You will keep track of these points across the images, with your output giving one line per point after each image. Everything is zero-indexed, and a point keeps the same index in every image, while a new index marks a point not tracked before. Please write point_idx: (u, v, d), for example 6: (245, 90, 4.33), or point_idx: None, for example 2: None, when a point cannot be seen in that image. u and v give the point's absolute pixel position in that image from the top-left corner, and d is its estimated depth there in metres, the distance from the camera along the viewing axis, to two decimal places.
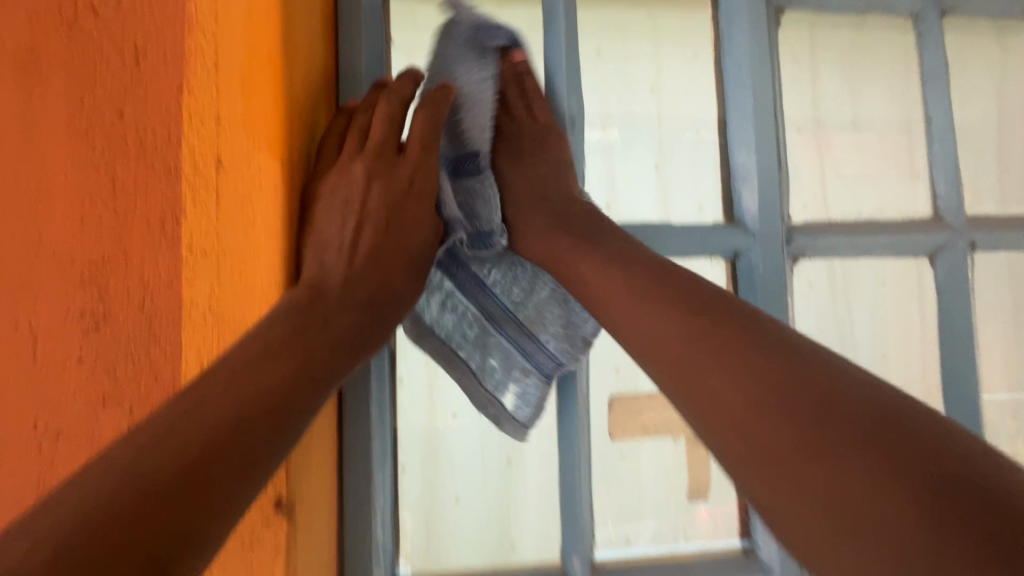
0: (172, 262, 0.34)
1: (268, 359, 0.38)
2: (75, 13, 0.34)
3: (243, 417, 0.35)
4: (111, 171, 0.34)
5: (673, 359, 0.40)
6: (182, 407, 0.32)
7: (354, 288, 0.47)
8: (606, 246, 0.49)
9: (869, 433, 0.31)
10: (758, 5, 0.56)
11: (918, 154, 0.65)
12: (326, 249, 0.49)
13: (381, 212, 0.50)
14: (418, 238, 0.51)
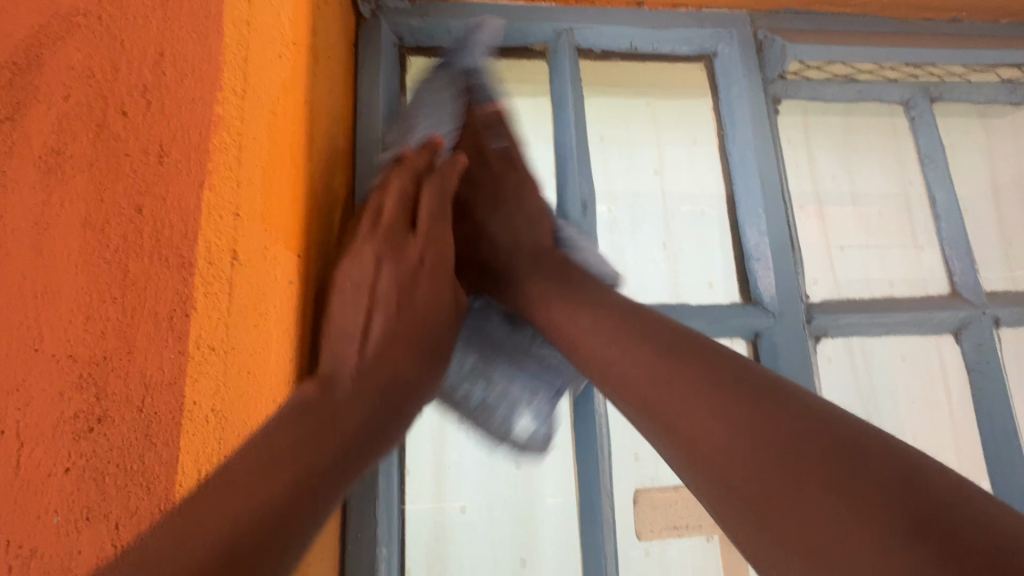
0: (176, 359, 0.33)
1: (264, 472, 0.33)
2: (105, 116, 0.35)
3: (249, 531, 0.31)
4: (124, 265, 0.34)
5: (645, 415, 0.37)
6: (167, 519, 0.28)
7: (363, 386, 0.41)
8: (603, 298, 0.44)
9: (820, 458, 0.28)
10: (757, 95, 0.58)
11: (925, 230, 0.64)
12: (345, 340, 0.42)
13: (392, 298, 0.45)
14: (433, 330, 0.46)
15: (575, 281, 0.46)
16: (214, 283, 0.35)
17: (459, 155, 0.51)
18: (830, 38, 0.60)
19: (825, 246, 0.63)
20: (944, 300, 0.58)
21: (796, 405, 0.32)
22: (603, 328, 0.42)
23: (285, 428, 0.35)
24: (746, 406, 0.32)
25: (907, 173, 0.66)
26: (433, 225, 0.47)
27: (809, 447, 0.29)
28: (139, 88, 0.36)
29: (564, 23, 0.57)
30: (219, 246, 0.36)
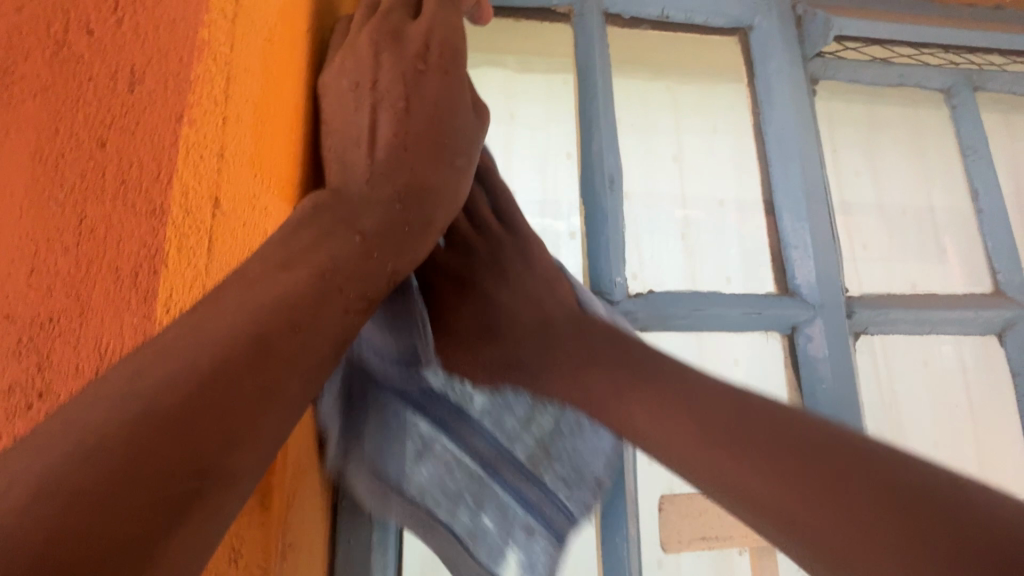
0: (140, 324, 0.27)
1: (284, 269, 0.26)
2: (66, 33, 0.30)
3: (227, 382, 0.23)
4: (80, 209, 0.28)
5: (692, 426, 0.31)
6: (179, 333, 0.23)
7: (381, 189, 0.31)
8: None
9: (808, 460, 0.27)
10: (796, 74, 0.55)
11: (961, 227, 0.60)
12: (348, 147, 0.32)
13: (397, 89, 0.33)
14: (455, 124, 0.34)
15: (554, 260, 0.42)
16: (193, 236, 0.28)
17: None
18: (872, 15, 0.56)
19: (849, 252, 0.58)
20: (985, 299, 0.55)
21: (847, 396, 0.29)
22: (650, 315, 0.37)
23: (303, 229, 0.28)
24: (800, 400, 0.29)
25: (938, 174, 0.62)
26: (442, 14, 0.35)
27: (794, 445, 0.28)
28: (110, 3, 0.30)
29: None
30: (198, 192, 0.28)
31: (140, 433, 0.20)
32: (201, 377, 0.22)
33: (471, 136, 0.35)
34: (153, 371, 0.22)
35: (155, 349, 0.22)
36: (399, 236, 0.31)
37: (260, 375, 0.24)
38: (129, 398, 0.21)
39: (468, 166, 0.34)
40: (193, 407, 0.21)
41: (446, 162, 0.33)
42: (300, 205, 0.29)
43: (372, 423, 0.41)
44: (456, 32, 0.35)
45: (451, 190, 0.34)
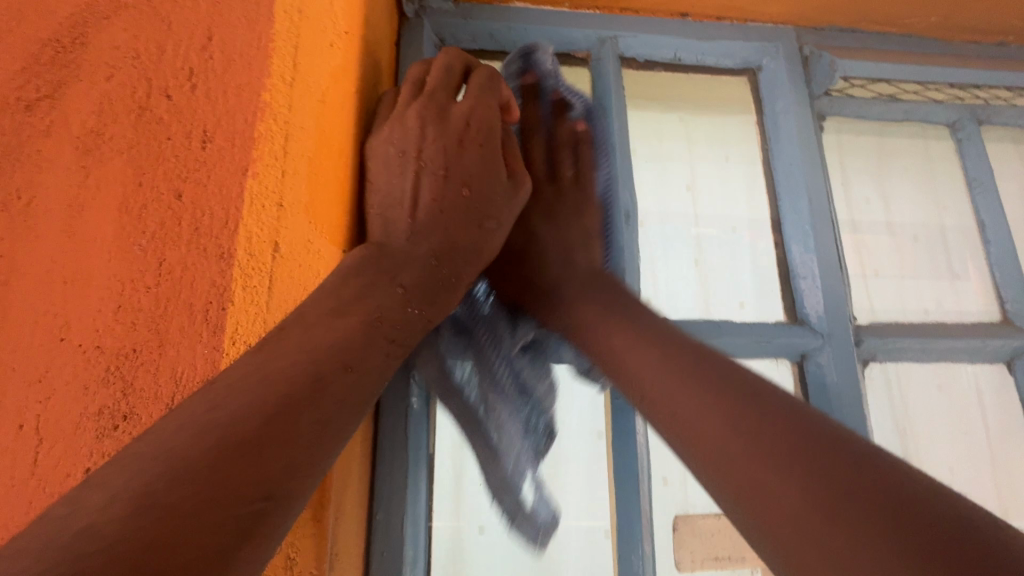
0: (209, 355, 0.31)
1: (337, 315, 0.30)
2: (148, 98, 0.34)
3: (288, 412, 0.26)
4: (159, 254, 0.32)
5: (704, 439, 0.29)
6: (248, 368, 0.26)
7: (419, 247, 0.35)
8: (639, 315, 0.40)
9: (824, 473, 0.25)
10: (804, 110, 0.57)
11: (967, 255, 0.62)
12: (391, 206, 0.37)
13: (439, 159, 0.37)
14: (487, 192, 0.37)
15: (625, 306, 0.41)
16: (255, 276, 0.32)
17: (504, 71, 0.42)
18: (876, 55, 0.59)
19: (860, 271, 0.61)
20: (995, 328, 0.57)
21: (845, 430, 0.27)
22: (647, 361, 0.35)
23: (352, 281, 0.32)
24: (793, 443, 0.27)
25: (948, 199, 0.64)
26: (481, 93, 0.39)
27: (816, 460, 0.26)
28: (185, 71, 0.35)
29: (609, 30, 0.56)
30: (260, 238, 0.32)
31: (217, 459, 0.23)
32: (267, 411, 0.25)
33: (504, 200, 0.38)
34: (227, 402, 0.25)
35: (230, 382, 0.26)
36: (433, 288, 0.35)
37: (313, 410, 0.27)
38: (206, 423, 0.24)
39: (498, 227, 0.38)
40: (262, 433, 0.25)
41: (476, 224, 0.37)
42: (350, 256, 0.33)
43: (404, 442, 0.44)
44: (490, 105, 0.39)
45: (480, 250, 0.37)
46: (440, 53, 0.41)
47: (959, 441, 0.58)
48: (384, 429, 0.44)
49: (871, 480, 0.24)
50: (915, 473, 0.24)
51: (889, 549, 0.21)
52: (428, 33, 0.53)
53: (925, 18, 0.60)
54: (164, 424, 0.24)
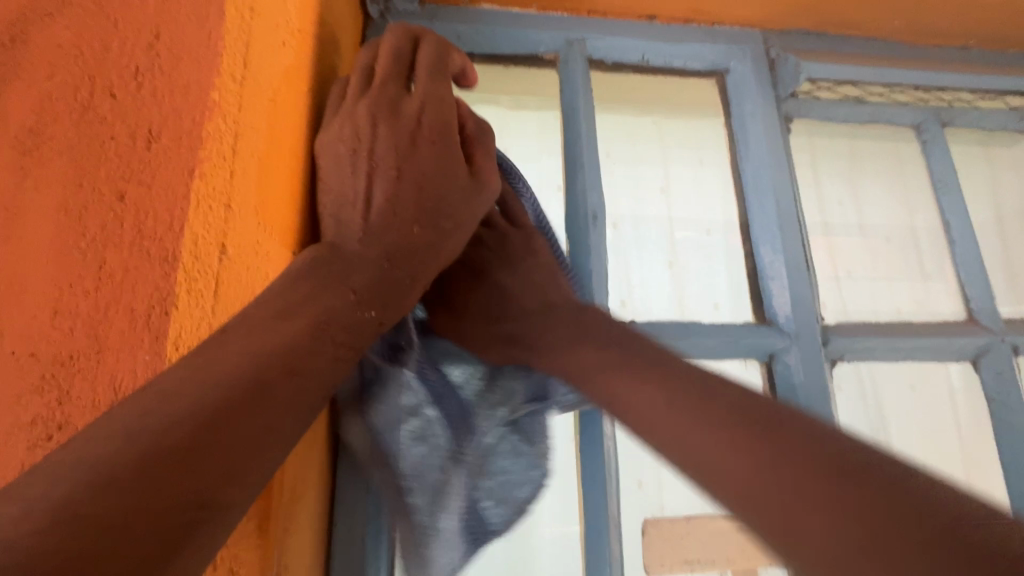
0: (151, 361, 0.29)
1: (284, 317, 0.29)
2: (92, 97, 0.33)
3: (218, 421, 0.25)
4: (100, 256, 0.31)
5: (677, 395, 0.29)
6: (184, 373, 0.25)
7: (371, 249, 0.34)
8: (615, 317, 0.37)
9: (808, 453, 0.22)
10: (771, 111, 0.58)
11: (932, 255, 0.63)
12: (343, 206, 0.36)
13: (391, 159, 0.36)
14: (443, 190, 0.37)
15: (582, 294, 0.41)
16: (201, 280, 0.31)
17: (458, 55, 0.41)
18: (840, 59, 0.60)
19: (832, 271, 0.61)
20: (960, 327, 0.57)
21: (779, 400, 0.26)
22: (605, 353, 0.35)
23: (302, 282, 0.31)
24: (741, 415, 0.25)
25: (913, 200, 0.65)
26: (432, 84, 0.38)
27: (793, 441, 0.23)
28: (131, 69, 0.34)
29: (575, 34, 0.56)
30: (206, 239, 0.32)
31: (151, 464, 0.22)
32: (203, 417, 0.24)
33: (462, 200, 0.37)
34: (161, 407, 0.24)
35: (162, 388, 0.24)
36: (387, 290, 0.34)
37: (256, 416, 0.26)
38: (133, 431, 0.23)
39: (456, 227, 0.37)
40: (192, 442, 0.24)
41: (432, 224, 0.36)
42: (300, 258, 0.32)
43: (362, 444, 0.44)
44: (444, 101, 0.38)
45: (436, 252, 0.36)
46: (388, 42, 0.40)
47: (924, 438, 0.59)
48: (344, 435, 0.44)
49: (817, 447, 0.23)
50: (880, 453, 0.22)
51: (846, 509, 0.20)
52: None
53: (889, 21, 0.61)
54: (89, 429, 0.23)
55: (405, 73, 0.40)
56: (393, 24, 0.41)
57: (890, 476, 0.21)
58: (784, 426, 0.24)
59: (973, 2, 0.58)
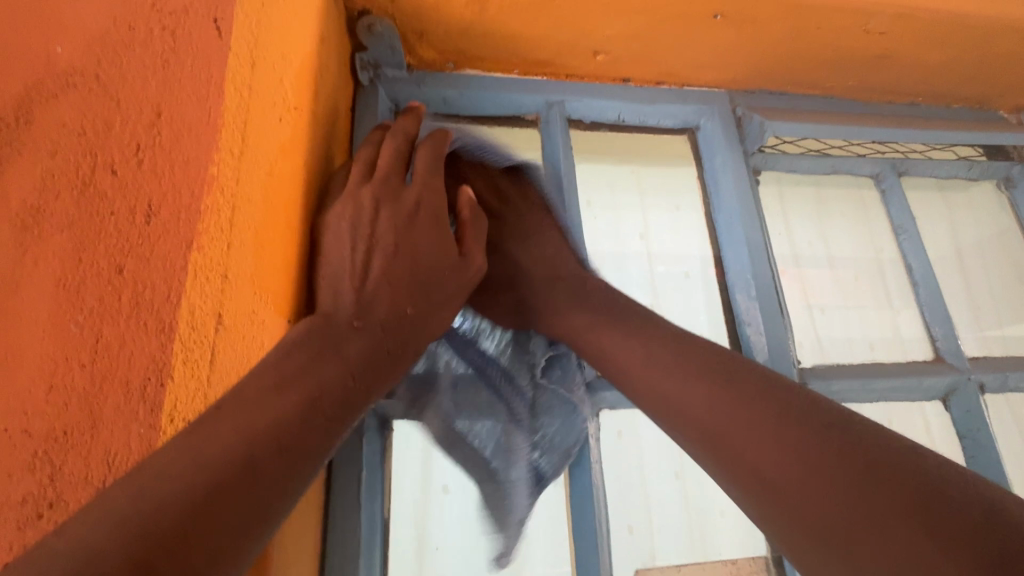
0: (145, 433, 0.30)
1: (277, 391, 0.31)
2: (93, 173, 0.34)
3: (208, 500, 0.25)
4: (96, 330, 0.32)
5: (740, 411, 0.33)
6: (177, 453, 0.26)
7: (366, 321, 0.36)
8: (654, 323, 0.42)
9: (868, 474, 0.27)
10: (741, 164, 0.61)
11: (896, 288, 0.67)
12: (341, 278, 0.37)
13: (388, 236, 0.39)
14: (434, 267, 0.39)
15: (623, 312, 0.43)
16: (196, 349, 0.32)
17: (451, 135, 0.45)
18: (802, 115, 0.64)
19: (804, 302, 0.65)
20: (928, 365, 0.60)
21: (831, 410, 0.32)
22: (657, 357, 0.39)
23: (298, 355, 0.33)
24: (812, 424, 0.31)
25: (878, 241, 0.69)
26: (429, 174, 0.42)
27: (841, 464, 0.28)
28: (132, 146, 0.35)
29: (554, 95, 0.60)
30: (203, 310, 0.33)
31: (147, 549, 0.23)
32: (196, 498, 0.25)
33: (451, 275, 0.40)
34: (155, 488, 0.24)
35: (158, 466, 0.25)
36: (379, 362, 0.35)
37: (248, 495, 0.27)
38: (126, 516, 0.23)
39: (446, 300, 0.39)
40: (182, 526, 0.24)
41: (424, 297, 0.38)
42: (296, 330, 0.34)
43: (357, 496, 0.44)
44: (437, 188, 0.42)
45: (427, 324, 0.38)
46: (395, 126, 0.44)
47: None
48: (337, 491, 0.44)
49: (869, 460, 0.28)
50: (928, 459, 0.27)
51: (894, 519, 0.25)
52: (382, 99, 0.56)
53: (844, 81, 0.66)
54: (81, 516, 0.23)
55: (403, 156, 0.43)
56: (409, 111, 0.45)
57: (944, 491, 0.25)
58: (839, 438, 0.29)
59: (918, 65, 0.64)
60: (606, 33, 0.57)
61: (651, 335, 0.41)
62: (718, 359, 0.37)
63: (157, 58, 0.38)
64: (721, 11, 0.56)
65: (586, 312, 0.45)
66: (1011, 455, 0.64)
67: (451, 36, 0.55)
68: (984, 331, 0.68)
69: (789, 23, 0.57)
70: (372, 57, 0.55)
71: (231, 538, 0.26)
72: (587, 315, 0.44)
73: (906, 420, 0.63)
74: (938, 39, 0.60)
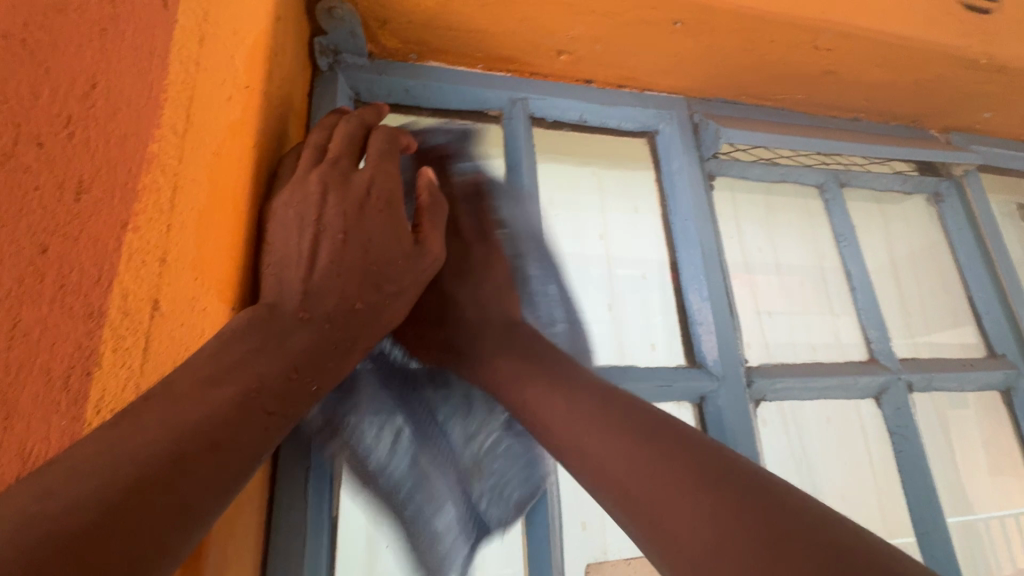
0: (67, 427, 0.28)
1: (212, 385, 0.29)
2: (14, 146, 0.32)
3: (134, 493, 0.24)
4: (14, 313, 0.29)
5: (658, 462, 0.32)
6: (98, 450, 0.25)
7: (310, 309, 0.34)
8: (576, 376, 0.41)
9: (796, 555, 0.26)
10: (696, 171, 0.63)
11: (835, 294, 0.71)
12: (287, 268, 0.36)
13: (338, 223, 0.37)
14: (386, 256, 0.38)
15: (557, 367, 0.41)
16: (128, 338, 0.30)
17: (409, 137, 0.44)
18: (754, 124, 0.66)
19: (754, 307, 0.67)
20: (864, 366, 0.63)
21: (753, 473, 0.31)
22: (575, 414, 0.38)
23: (236, 344, 0.31)
24: (722, 487, 0.30)
25: (821, 248, 0.73)
26: (382, 160, 0.41)
27: (777, 538, 0.27)
28: (61, 118, 0.33)
29: (519, 93, 0.60)
30: (137, 295, 0.31)
31: (58, 554, 0.21)
32: (112, 499, 0.24)
33: (403, 267, 0.38)
34: (68, 488, 0.23)
35: (72, 467, 0.24)
36: (325, 354, 0.34)
37: (169, 499, 0.25)
38: (47, 513, 0.22)
39: (398, 291, 0.38)
40: (106, 519, 0.23)
41: (374, 288, 0.37)
42: (237, 319, 0.32)
43: (302, 492, 0.43)
44: (393, 174, 0.41)
45: (376, 316, 0.37)
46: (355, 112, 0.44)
47: (831, 466, 0.65)
48: (281, 486, 0.43)
49: (783, 518, 0.27)
50: (853, 535, 0.27)
51: None
52: (341, 86, 0.54)
53: (793, 95, 0.69)
54: None
55: (358, 144, 0.42)
56: (365, 103, 0.45)
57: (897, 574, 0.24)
58: (760, 503, 0.28)
59: (859, 83, 0.68)
60: (570, 34, 0.57)
61: (581, 395, 0.39)
62: (636, 407, 0.37)
63: (93, 26, 0.35)
64: (681, 20, 0.57)
65: (516, 361, 0.42)
66: (933, 451, 0.70)
67: (415, 26, 0.54)
68: (913, 335, 0.74)
69: (743, 36, 0.59)
70: (332, 42, 0.53)
71: (151, 545, 0.24)
72: (517, 360, 0.42)
73: (844, 418, 0.67)
74: (878, 60, 0.64)
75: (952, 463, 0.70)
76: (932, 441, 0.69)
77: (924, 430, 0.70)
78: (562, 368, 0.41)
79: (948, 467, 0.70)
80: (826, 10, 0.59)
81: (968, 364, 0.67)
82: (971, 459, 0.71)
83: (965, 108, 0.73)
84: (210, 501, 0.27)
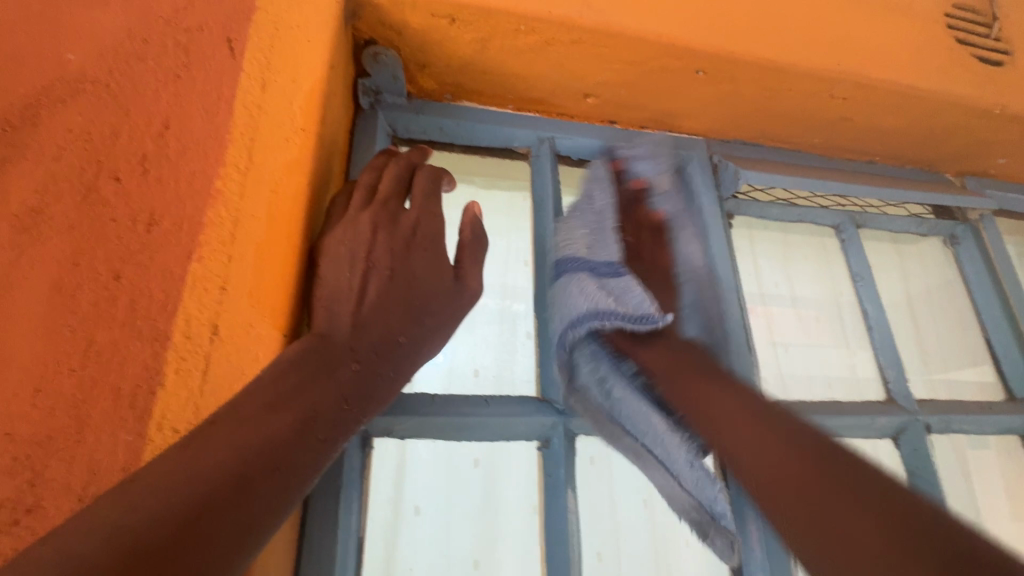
0: (133, 442, 0.30)
1: (271, 412, 0.31)
2: (96, 179, 0.35)
3: (208, 513, 0.26)
4: (90, 333, 0.32)
5: (813, 457, 0.39)
6: (168, 470, 0.27)
7: (358, 338, 0.36)
8: (739, 385, 0.47)
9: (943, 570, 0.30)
10: (716, 210, 0.65)
11: (852, 330, 0.72)
12: (337, 301, 0.38)
13: (386, 259, 0.40)
14: (427, 292, 0.40)
15: (721, 371, 0.48)
16: (190, 359, 0.32)
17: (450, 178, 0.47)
18: (773, 166, 0.68)
19: (771, 342, 0.69)
20: (880, 406, 0.63)
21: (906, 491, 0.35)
22: (730, 410, 0.45)
23: (292, 374, 0.33)
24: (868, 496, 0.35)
25: (837, 284, 0.75)
26: (427, 202, 0.44)
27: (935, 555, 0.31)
28: (138, 155, 0.36)
29: (546, 132, 0.63)
30: (199, 319, 0.33)
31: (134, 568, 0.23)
32: (184, 517, 0.25)
33: (443, 304, 0.41)
34: (143, 503, 0.25)
35: (148, 482, 0.26)
36: (370, 384, 0.36)
37: (236, 518, 0.27)
38: (123, 531, 0.24)
39: (438, 324, 0.40)
40: (181, 536, 0.25)
41: (416, 322, 0.39)
42: (291, 349, 0.34)
43: (333, 512, 0.44)
44: (434, 214, 0.44)
45: (419, 348, 0.39)
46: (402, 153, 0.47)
47: None
48: (315, 505, 0.44)
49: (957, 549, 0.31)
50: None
51: None
52: (381, 123, 0.58)
53: (810, 138, 0.71)
54: (68, 529, 0.23)
55: (403, 182, 0.45)
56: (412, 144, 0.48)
57: None
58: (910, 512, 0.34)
59: (876, 129, 0.70)
60: (597, 80, 0.60)
61: (754, 401, 0.45)
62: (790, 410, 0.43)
63: (169, 72, 0.39)
64: (703, 69, 0.60)
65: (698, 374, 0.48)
66: (954, 494, 0.69)
67: (452, 70, 0.58)
68: (927, 373, 0.74)
69: (763, 85, 0.62)
70: (374, 84, 0.57)
71: (220, 559, 0.26)
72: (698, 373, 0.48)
73: (859, 455, 0.67)
74: (893, 109, 0.67)
75: (973, 507, 0.70)
76: (953, 485, 0.69)
77: (944, 472, 0.70)
78: (733, 380, 0.48)
79: (969, 511, 0.69)
80: (841, 62, 0.62)
81: (987, 407, 0.67)
82: (989, 503, 0.71)
83: (979, 154, 0.75)
84: (268, 524, 0.29)
